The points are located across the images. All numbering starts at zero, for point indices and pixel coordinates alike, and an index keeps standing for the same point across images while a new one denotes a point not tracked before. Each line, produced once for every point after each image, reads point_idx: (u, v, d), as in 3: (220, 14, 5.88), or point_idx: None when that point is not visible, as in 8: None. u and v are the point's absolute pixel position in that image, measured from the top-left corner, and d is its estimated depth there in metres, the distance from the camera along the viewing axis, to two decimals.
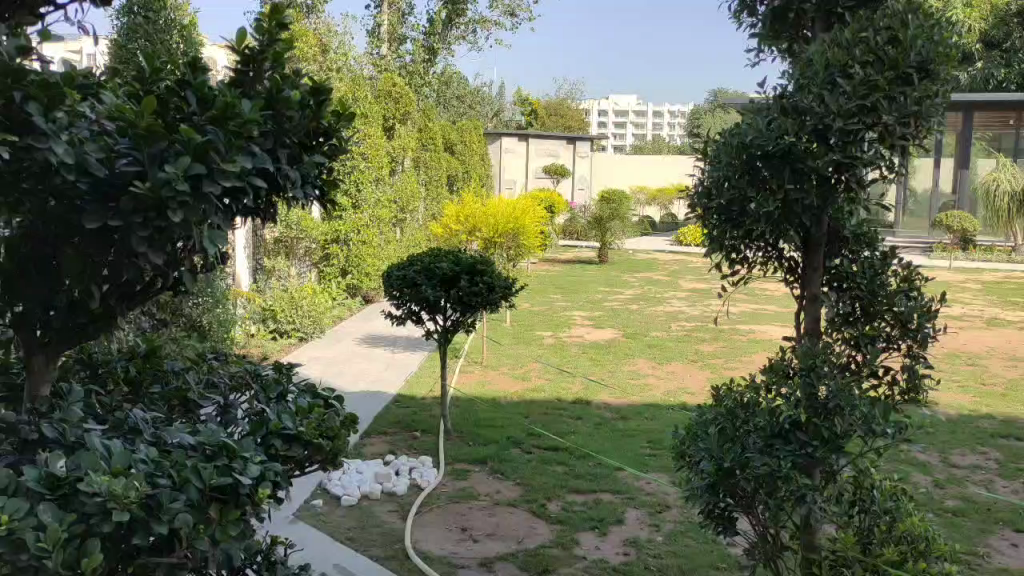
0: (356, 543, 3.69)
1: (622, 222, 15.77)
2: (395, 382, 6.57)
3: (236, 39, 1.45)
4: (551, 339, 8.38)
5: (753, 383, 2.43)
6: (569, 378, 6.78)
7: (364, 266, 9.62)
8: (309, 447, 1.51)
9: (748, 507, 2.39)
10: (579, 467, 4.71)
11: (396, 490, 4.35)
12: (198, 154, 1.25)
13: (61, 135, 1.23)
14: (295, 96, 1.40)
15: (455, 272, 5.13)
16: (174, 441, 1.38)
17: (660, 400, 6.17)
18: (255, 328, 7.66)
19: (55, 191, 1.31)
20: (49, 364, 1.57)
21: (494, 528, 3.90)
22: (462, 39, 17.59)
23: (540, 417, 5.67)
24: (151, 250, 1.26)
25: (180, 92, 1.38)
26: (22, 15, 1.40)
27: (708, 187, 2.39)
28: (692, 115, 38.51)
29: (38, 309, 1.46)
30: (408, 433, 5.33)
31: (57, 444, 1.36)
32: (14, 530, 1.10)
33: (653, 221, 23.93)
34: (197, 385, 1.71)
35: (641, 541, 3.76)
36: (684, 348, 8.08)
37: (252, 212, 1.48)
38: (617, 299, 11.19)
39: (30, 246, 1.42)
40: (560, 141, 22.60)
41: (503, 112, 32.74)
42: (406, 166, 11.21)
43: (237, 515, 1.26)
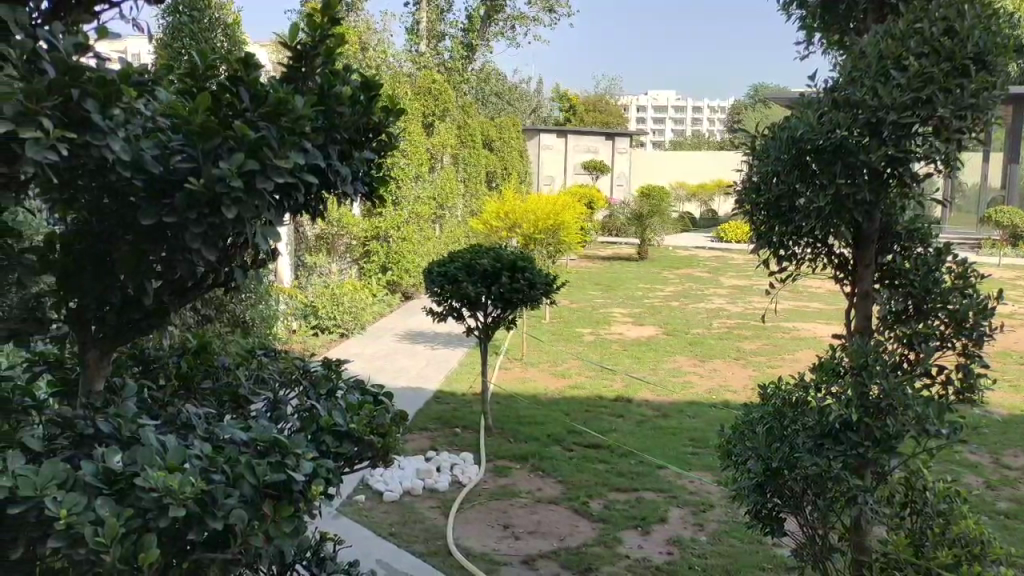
0: (399, 539, 3.71)
1: (663, 219, 15.68)
2: (435, 378, 6.61)
3: (288, 35, 1.45)
4: (592, 335, 8.36)
5: (803, 383, 2.38)
6: (610, 375, 6.76)
7: (404, 263, 9.66)
8: (359, 444, 1.51)
9: (796, 508, 2.35)
10: (621, 465, 4.68)
11: (438, 486, 4.37)
12: (252, 149, 1.25)
13: (119, 132, 1.23)
14: (347, 92, 1.39)
15: (496, 268, 5.12)
16: (227, 437, 1.38)
17: (703, 398, 6.12)
18: (297, 324, 7.73)
19: (110, 187, 1.32)
20: (103, 358, 1.59)
21: (536, 525, 3.89)
22: (501, 36, 17.62)
23: (582, 414, 5.66)
24: (205, 246, 1.27)
25: (233, 88, 1.37)
26: (77, 14, 1.41)
27: (756, 183, 2.34)
28: (733, 111, 38.20)
29: (94, 305, 1.48)
30: (449, 429, 5.34)
31: (113, 439, 1.37)
32: (73, 525, 1.12)
33: (693, 217, 23.76)
34: (248, 381, 1.71)
35: (685, 541, 3.72)
36: (727, 345, 8.00)
37: (301, 209, 1.48)
38: (657, 295, 11.12)
39: (84, 244, 1.44)
40: (599, 137, 22.55)
41: (541, 109, 32.69)
42: (446, 163, 11.24)
43: (291, 511, 1.26)
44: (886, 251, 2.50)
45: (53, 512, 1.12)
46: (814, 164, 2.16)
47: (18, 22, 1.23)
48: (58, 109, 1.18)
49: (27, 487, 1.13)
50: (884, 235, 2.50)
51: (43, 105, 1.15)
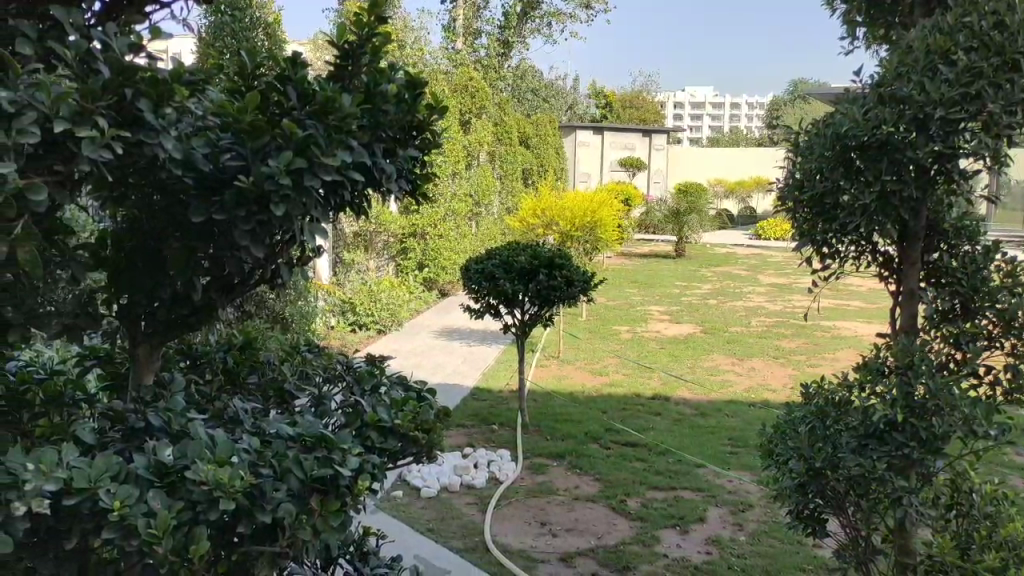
0: (437, 535, 3.73)
1: (700, 216, 15.57)
2: (472, 375, 6.62)
3: (336, 33, 1.45)
4: (629, 333, 8.33)
5: (846, 382, 2.35)
6: (647, 373, 6.72)
7: (440, 259, 9.69)
8: (404, 440, 1.52)
9: (839, 508, 2.32)
10: (659, 463, 4.66)
11: (475, 483, 4.39)
12: (300, 148, 1.25)
13: (171, 131, 1.25)
14: (393, 89, 1.39)
15: (534, 266, 5.12)
16: (274, 432, 1.40)
17: (741, 397, 6.07)
18: (335, 320, 7.80)
19: (160, 185, 1.35)
20: (153, 353, 1.62)
21: (574, 522, 3.89)
22: (537, 33, 17.61)
23: (619, 412, 5.64)
24: (253, 243, 1.28)
25: (281, 87, 1.39)
26: (129, 14, 1.43)
27: (799, 180, 2.32)
28: (772, 107, 37.82)
29: (143, 300, 1.51)
30: (485, 426, 5.35)
31: (163, 432, 1.39)
32: (126, 517, 1.14)
33: (730, 215, 23.56)
34: (293, 377, 1.74)
35: (724, 540, 3.69)
36: (765, 344, 7.93)
37: (347, 207, 1.48)
38: (694, 293, 11.05)
39: (135, 241, 1.47)
40: (636, 134, 22.44)
41: (578, 106, 32.59)
42: (482, 161, 11.25)
43: (337, 506, 1.27)
44: (933, 249, 2.47)
45: (107, 503, 1.14)
46: (859, 161, 2.13)
47: (73, 23, 1.26)
48: (112, 109, 1.20)
49: (81, 479, 1.15)
50: (930, 233, 2.45)
51: (98, 104, 1.17)
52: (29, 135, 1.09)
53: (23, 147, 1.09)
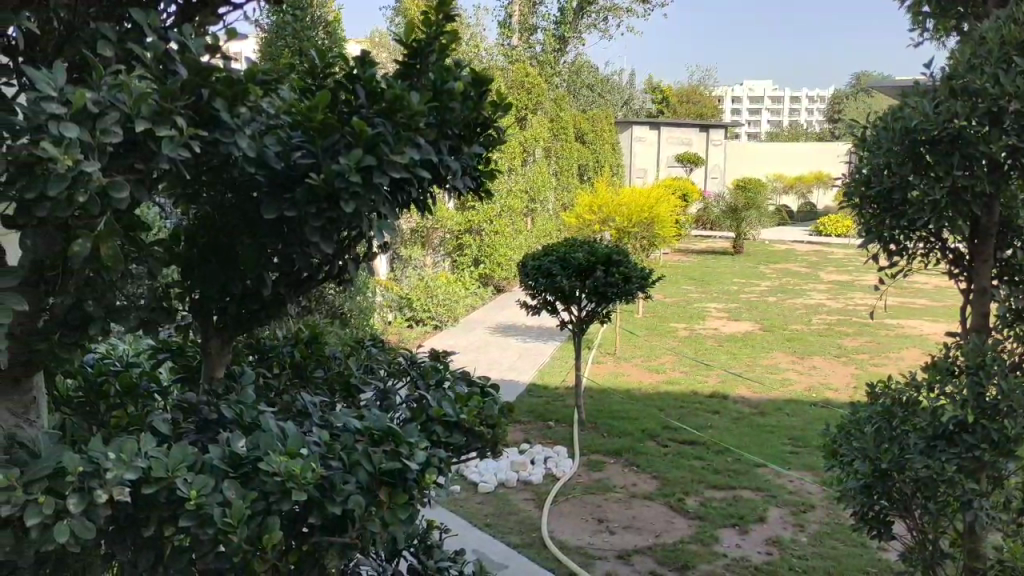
0: (494, 529, 3.76)
1: (759, 212, 15.36)
2: (528, 371, 6.64)
3: (404, 32, 1.47)
4: (687, 330, 8.26)
5: (914, 382, 2.29)
6: (706, 371, 6.66)
7: (496, 256, 9.73)
8: (468, 434, 1.53)
9: (905, 510, 2.27)
10: (718, 462, 4.62)
11: (532, 479, 4.40)
12: (369, 145, 1.26)
13: (245, 131, 1.28)
14: (459, 87, 1.40)
15: (591, 263, 5.10)
16: (342, 425, 1.42)
17: (802, 395, 5.98)
18: (393, 316, 7.89)
19: (232, 183, 1.38)
20: (223, 347, 1.66)
21: (631, 520, 3.88)
22: (593, 28, 17.55)
23: (676, 410, 5.60)
24: (323, 239, 1.31)
25: (349, 86, 1.41)
26: (203, 16, 1.46)
27: (865, 176, 2.27)
28: (833, 101, 37.14)
29: (214, 296, 1.55)
30: (542, 422, 5.36)
31: (234, 424, 1.42)
32: (202, 506, 1.17)
33: (790, 210, 23.18)
34: (358, 371, 1.76)
35: (785, 541, 3.65)
36: (826, 342, 7.79)
37: (413, 205, 1.50)
38: (753, 290, 10.91)
39: (207, 237, 1.52)
40: (694, 129, 22.20)
41: (635, 101, 32.39)
42: (539, 157, 11.26)
43: (405, 499, 1.28)
44: (1006, 246, 2.36)
45: (183, 492, 1.17)
46: (930, 156, 2.09)
47: (152, 24, 1.29)
48: (189, 108, 1.23)
49: (159, 468, 1.18)
50: (1004, 229, 2.35)
51: (176, 104, 1.19)
52: (111, 135, 1.11)
53: (107, 146, 1.12)
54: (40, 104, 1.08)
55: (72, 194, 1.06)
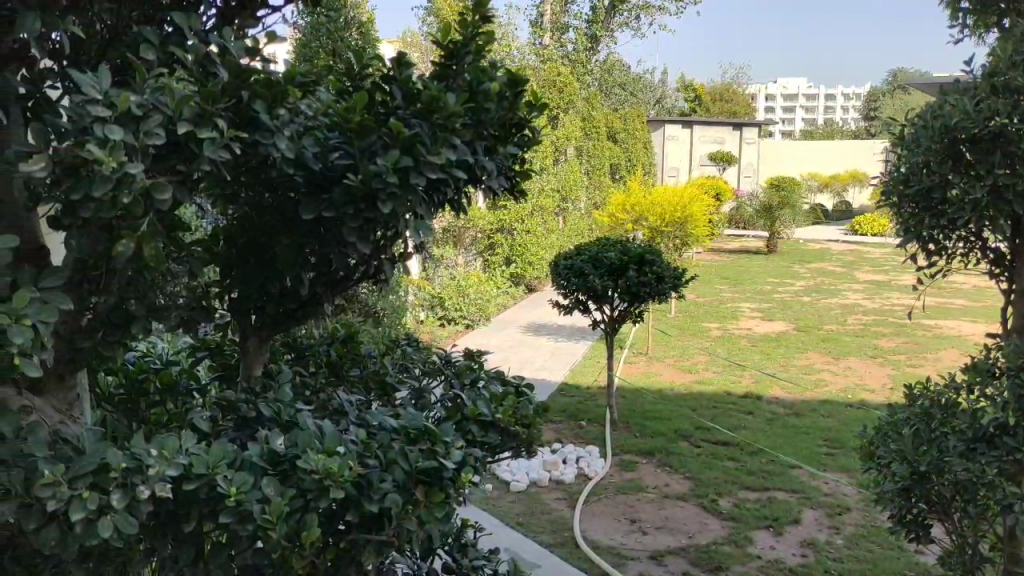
0: (526, 528, 3.77)
1: (793, 211, 15.21)
2: (558, 370, 6.67)
3: (441, 33, 1.47)
4: (720, 330, 8.21)
5: (954, 383, 2.25)
6: (739, 371, 6.62)
7: (528, 255, 9.75)
8: (504, 434, 1.53)
9: (944, 513, 2.24)
10: (752, 463, 4.59)
11: (564, 478, 4.40)
12: (406, 146, 1.27)
13: (284, 132, 1.29)
14: (494, 88, 1.40)
15: (624, 262, 5.08)
16: (378, 424, 1.43)
17: (837, 397, 5.92)
18: (424, 315, 7.94)
19: (271, 184, 1.40)
20: (261, 345, 1.68)
21: (664, 520, 3.86)
22: (625, 26, 17.53)
23: (710, 410, 5.56)
24: (360, 239, 1.32)
25: (386, 87, 1.42)
26: (242, 18, 1.48)
27: (904, 176, 2.25)
28: (869, 98, 36.71)
29: (253, 295, 1.58)
30: (574, 421, 5.35)
31: (273, 422, 1.44)
32: (242, 502, 1.19)
33: (825, 209, 22.92)
34: (394, 370, 1.78)
35: (820, 543, 3.61)
36: (863, 343, 7.70)
37: (449, 204, 1.51)
38: (787, 290, 10.81)
39: (246, 237, 1.54)
40: (727, 127, 22.04)
41: (667, 100, 32.26)
42: (570, 156, 11.26)
43: (442, 498, 1.28)
44: None
45: (223, 489, 1.19)
46: (970, 154, 2.06)
47: (193, 27, 1.31)
48: (229, 110, 1.24)
49: (200, 465, 1.20)
50: None
51: (217, 106, 1.21)
52: (155, 136, 1.13)
53: (150, 147, 1.14)
54: (86, 108, 1.10)
55: (116, 195, 1.08)
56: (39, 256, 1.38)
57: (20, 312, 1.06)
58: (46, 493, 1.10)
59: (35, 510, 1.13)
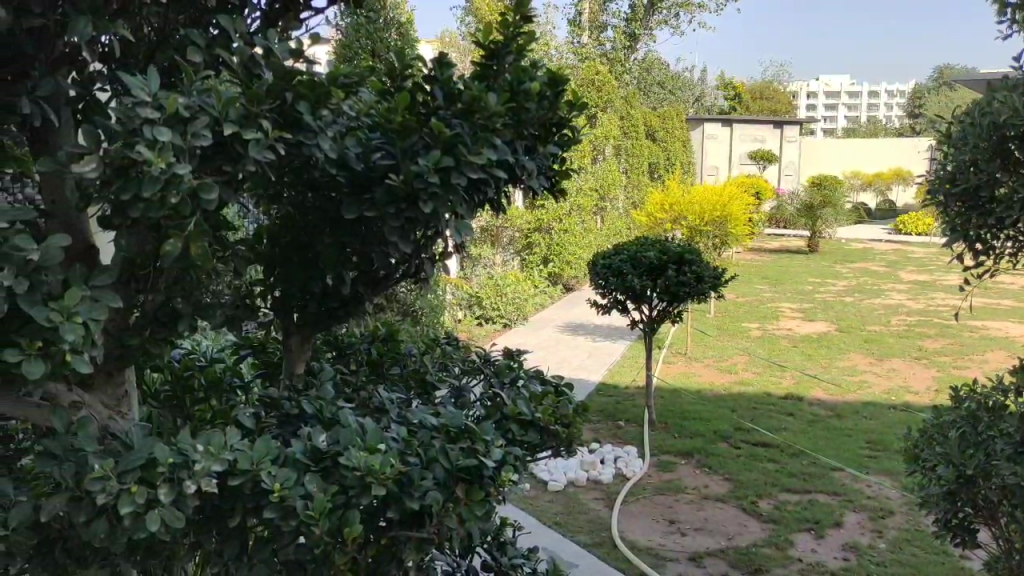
0: (564, 528, 3.77)
1: (835, 210, 15.01)
2: (597, 370, 6.65)
3: (482, 33, 1.47)
4: (760, 331, 8.13)
5: (1002, 386, 2.21)
6: (780, 372, 6.55)
7: (565, 254, 9.74)
8: (543, 433, 1.53)
9: (991, 518, 2.19)
10: (793, 465, 4.53)
11: (602, 478, 4.40)
12: (447, 146, 1.27)
13: (327, 132, 1.30)
14: (535, 88, 1.40)
15: (663, 262, 5.05)
16: (419, 422, 1.44)
17: (880, 399, 5.83)
18: (463, 314, 7.97)
19: (314, 184, 1.41)
20: (304, 344, 1.70)
21: (703, 522, 3.84)
22: (664, 25, 17.46)
23: (749, 411, 5.51)
24: (402, 239, 1.33)
25: (428, 87, 1.43)
26: (286, 21, 1.49)
27: (951, 175, 2.20)
28: (914, 95, 36.11)
29: (296, 293, 1.60)
30: (611, 421, 5.34)
31: (315, 419, 1.46)
32: (285, 498, 1.20)
33: (868, 208, 22.58)
34: (434, 369, 1.79)
35: (863, 547, 3.56)
36: (907, 344, 7.57)
37: (490, 203, 1.51)
38: (828, 290, 10.67)
39: (290, 236, 1.56)
40: (767, 125, 21.81)
41: (706, 98, 32.02)
42: (608, 155, 11.23)
43: (482, 496, 1.29)
44: None
45: (268, 485, 1.21)
46: (1018, 152, 2.01)
47: (238, 30, 1.33)
48: (274, 111, 1.25)
49: (245, 461, 1.22)
50: None
51: (262, 107, 1.22)
52: (201, 138, 1.14)
53: (197, 149, 1.15)
54: (135, 110, 1.11)
55: (165, 195, 1.09)
56: (88, 256, 1.41)
57: (71, 310, 1.08)
58: (95, 487, 1.13)
59: (85, 503, 1.16)
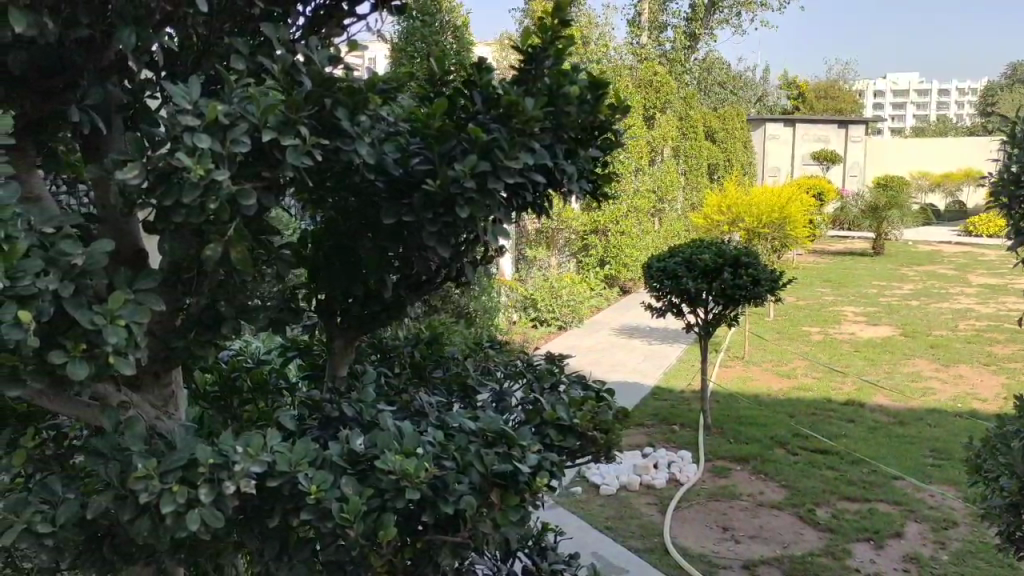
0: (615, 532, 3.74)
1: (901, 212, 14.64)
2: (652, 373, 6.60)
3: (520, 37, 1.46)
4: (820, 335, 7.98)
5: None
6: (840, 377, 6.41)
7: (622, 257, 9.69)
8: (582, 438, 1.52)
9: None
10: (852, 473, 4.43)
11: (655, 483, 4.36)
12: (484, 151, 1.28)
13: (365, 137, 1.31)
14: (574, 92, 1.39)
15: (718, 264, 4.98)
16: (457, 426, 1.45)
17: (946, 406, 5.66)
18: (517, 316, 7.97)
19: (355, 189, 1.42)
20: (347, 346, 1.72)
21: (758, 529, 3.77)
22: (725, 23, 17.23)
23: (808, 417, 5.40)
24: (440, 243, 1.34)
25: (467, 92, 1.43)
26: (329, 28, 1.51)
27: (1017, 174, 2.13)
28: (985, 94, 35.04)
29: (339, 297, 1.62)
30: (666, 425, 5.29)
31: (355, 422, 1.47)
32: (322, 500, 1.22)
33: (936, 209, 21.98)
34: (476, 372, 1.79)
35: (924, 559, 3.46)
36: (974, 350, 7.34)
37: (531, 207, 1.51)
38: (893, 293, 10.41)
39: (332, 239, 1.58)
40: (831, 125, 21.40)
41: (767, 98, 31.55)
42: (667, 156, 11.14)
43: (517, 501, 1.29)
44: None
45: (304, 487, 1.22)
46: None
47: (280, 39, 1.35)
48: (314, 118, 1.26)
49: (283, 463, 1.23)
50: None
51: (301, 114, 1.23)
52: (241, 145, 1.15)
53: (237, 155, 1.16)
54: (177, 117, 1.14)
55: (205, 200, 1.11)
56: (136, 261, 1.45)
57: (115, 312, 1.11)
58: (139, 486, 1.16)
59: (129, 502, 1.19)
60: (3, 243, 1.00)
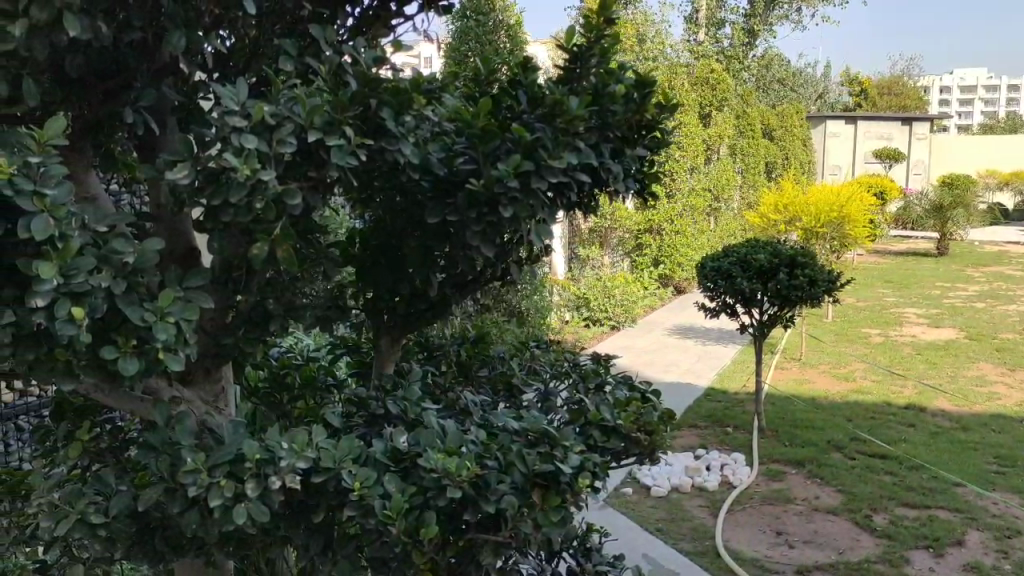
0: (666, 534, 3.71)
1: (967, 211, 14.22)
2: (705, 374, 6.53)
3: (565, 37, 1.46)
4: (879, 337, 7.80)
5: None
6: (900, 380, 6.26)
7: (676, 257, 9.60)
8: (626, 439, 1.51)
9: None
10: (911, 478, 4.33)
11: (707, 485, 4.31)
12: (528, 150, 1.28)
13: (409, 137, 1.31)
14: (620, 90, 1.38)
15: (774, 264, 4.90)
16: (501, 425, 1.45)
17: (1011, 411, 5.49)
18: (570, 315, 7.94)
19: (401, 188, 1.43)
20: (393, 345, 1.74)
21: (813, 534, 3.71)
22: (785, 19, 16.90)
23: (865, 421, 5.28)
24: (483, 243, 1.34)
25: (513, 91, 1.43)
26: (375, 29, 1.53)
27: None
28: None
29: (385, 295, 1.64)
30: (719, 427, 5.23)
31: (400, 419, 1.49)
32: (364, 497, 1.23)
33: (1004, 208, 21.30)
34: (521, 372, 1.79)
35: (985, 568, 3.37)
36: None
37: (576, 206, 1.50)
38: (958, 295, 10.12)
39: (378, 238, 1.59)
40: (894, 122, 20.89)
41: (828, 95, 30.89)
42: (723, 154, 11.00)
43: (559, 501, 1.28)
44: None
45: (348, 484, 1.24)
46: None
47: (328, 40, 1.36)
48: (358, 118, 1.27)
49: (328, 459, 1.25)
50: None
51: (347, 114, 1.24)
52: (287, 145, 1.17)
53: (283, 154, 1.18)
54: (226, 118, 1.16)
55: (251, 200, 1.13)
56: (188, 259, 1.49)
57: (165, 310, 1.14)
58: (188, 480, 1.18)
59: (178, 495, 1.22)
60: (57, 242, 1.04)
